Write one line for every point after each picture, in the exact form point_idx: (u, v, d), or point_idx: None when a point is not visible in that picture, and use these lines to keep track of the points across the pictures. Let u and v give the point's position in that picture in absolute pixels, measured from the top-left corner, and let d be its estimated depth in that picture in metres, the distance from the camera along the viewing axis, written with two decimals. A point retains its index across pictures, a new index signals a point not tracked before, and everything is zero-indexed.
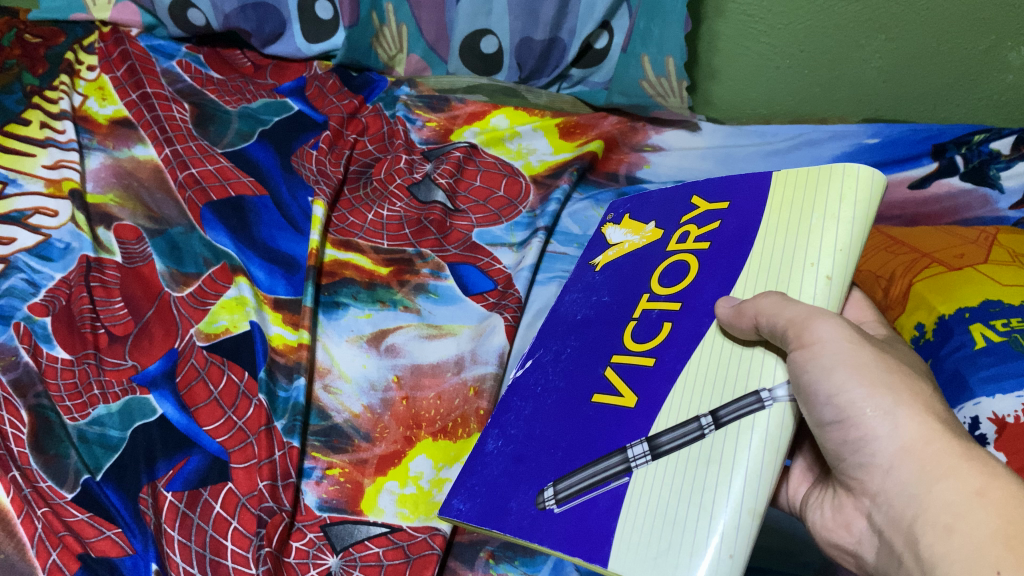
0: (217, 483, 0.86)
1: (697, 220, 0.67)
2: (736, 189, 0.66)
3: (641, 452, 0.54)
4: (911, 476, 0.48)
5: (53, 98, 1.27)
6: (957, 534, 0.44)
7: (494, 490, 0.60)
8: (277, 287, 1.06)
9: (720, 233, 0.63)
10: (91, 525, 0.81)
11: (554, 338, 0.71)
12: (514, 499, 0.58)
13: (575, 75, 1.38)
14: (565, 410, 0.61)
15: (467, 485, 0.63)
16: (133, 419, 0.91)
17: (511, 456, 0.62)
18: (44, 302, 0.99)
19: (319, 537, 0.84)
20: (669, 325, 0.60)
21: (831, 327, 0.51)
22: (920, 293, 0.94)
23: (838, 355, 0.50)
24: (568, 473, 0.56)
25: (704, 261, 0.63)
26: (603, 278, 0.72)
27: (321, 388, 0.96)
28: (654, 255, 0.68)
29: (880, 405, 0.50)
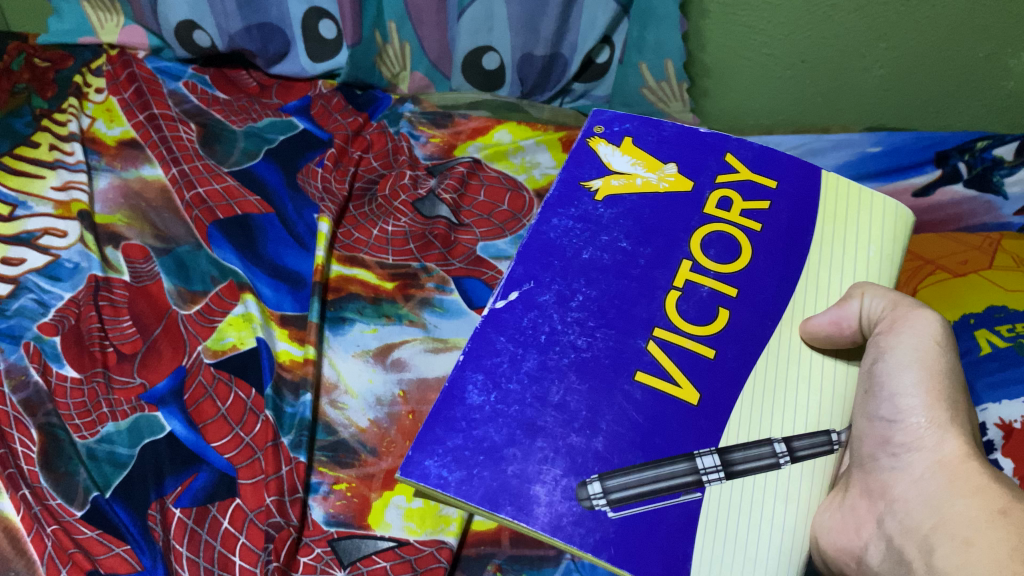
0: (225, 498, 0.87)
1: (737, 187, 0.64)
2: (779, 172, 0.66)
3: (713, 465, 0.51)
4: (939, 488, 0.49)
5: (62, 120, 1.28)
6: (974, 548, 0.45)
7: (500, 463, 0.51)
8: (283, 304, 1.07)
9: (772, 217, 0.62)
10: (100, 542, 0.81)
11: (548, 274, 0.60)
12: (539, 482, 0.50)
13: (577, 89, 1.39)
14: (596, 380, 0.54)
15: (450, 444, 0.52)
16: (142, 436, 0.91)
17: (518, 423, 0.53)
18: (53, 321, 1.00)
19: (327, 551, 0.84)
20: (726, 312, 0.58)
21: (928, 330, 0.53)
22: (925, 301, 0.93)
23: (923, 357, 0.53)
24: (620, 469, 0.50)
25: (759, 245, 0.61)
26: (612, 214, 0.64)
27: (328, 403, 0.97)
28: (685, 211, 0.63)
29: (936, 418, 0.51)
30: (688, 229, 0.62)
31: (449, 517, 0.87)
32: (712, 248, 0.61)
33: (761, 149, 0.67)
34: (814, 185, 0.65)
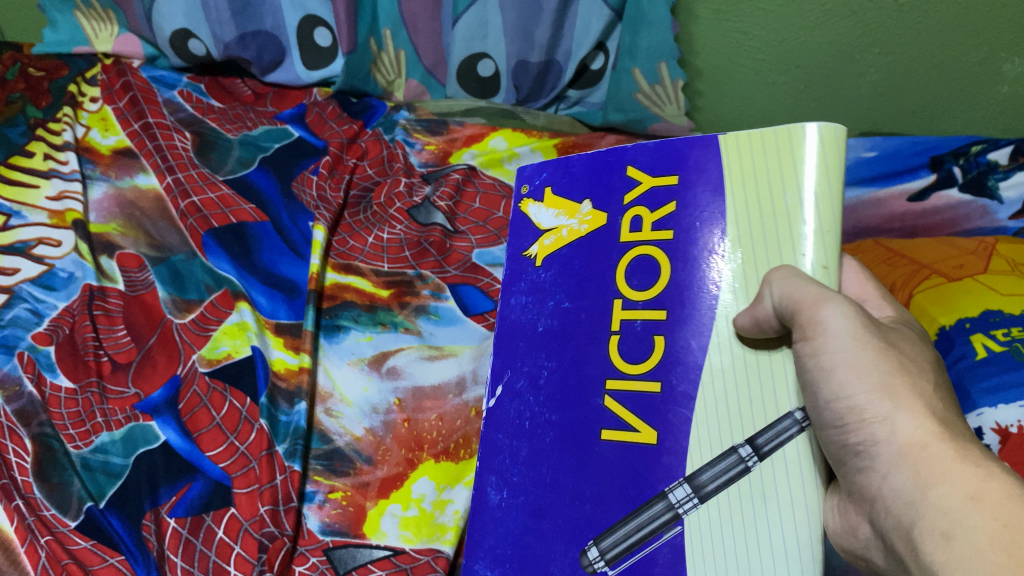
0: (219, 508, 0.87)
1: (645, 200, 0.62)
2: (679, 159, 0.61)
3: (685, 495, 0.53)
4: (907, 482, 0.43)
5: (56, 130, 1.29)
6: (956, 542, 0.39)
7: (522, 549, 0.60)
8: (278, 312, 1.07)
9: (681, 219, 0.59)
10: (94, 552, 0.81)
11: (518, 356, 0.66)
12: (553, 563, 0.58)
13: (572, 96, 1.40)
14: (572, 446, 0.60)
15: (484, 546, 0.62)
16: (136, 445, 0.91)
17: (527, 510, 0.61)
18: (47, 331, 1.00)
19: (322, 560, 0.84)
20: (661, 339, 0.58)
21: (843, 318, 0.48)
22: (921, 305, 0.94)
23: (841, 353, 0.47)
24: (608, 529, 0.55)
25: (673, 255, 0.59)
26: (551, 275, 0.66)
27: (323, 412, 0.97)
28: (608, 246, 0.63)
29: (878, 411, 0.45)
30: (614, 263, 0.62)
31: (445, 526, 0.86)
32: (637, 279, 0.60)
33: (658, 144, 0.63)
34: (714, 159, 0.59)
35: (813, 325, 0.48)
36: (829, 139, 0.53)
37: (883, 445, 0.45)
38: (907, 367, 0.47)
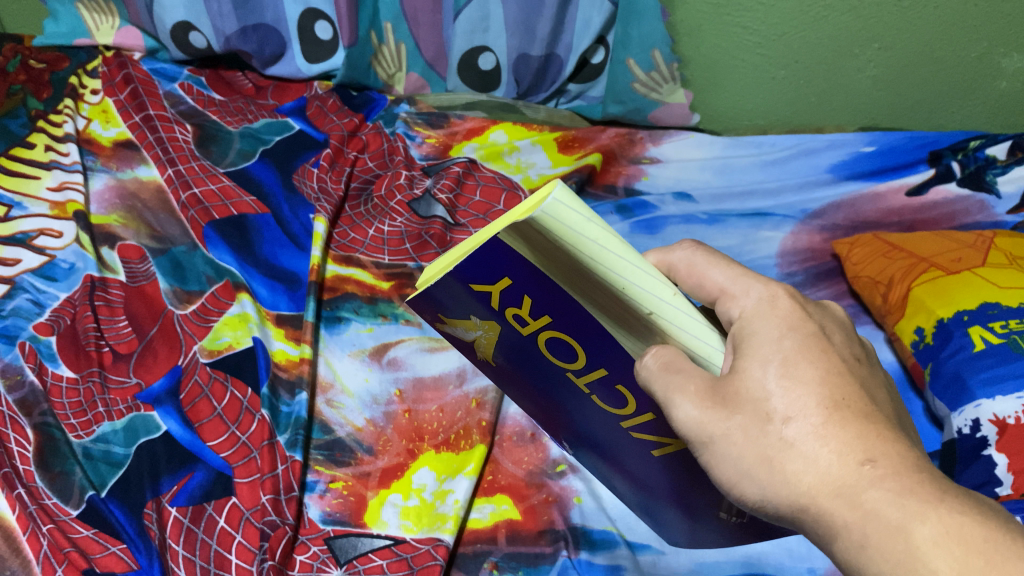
0: (221, 497, 0.87)
1: (508, 301, 0.52)
2: (491, 266, 0.49)
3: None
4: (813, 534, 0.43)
5: (57, 121, 1.29)
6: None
7: None
8: (279, 303, 1.07)
9: (554, 309, 0.51)
10: (96, 541, 0.81)
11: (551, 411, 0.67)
12: None
13: (573, 91, 1.39)
14: (636, 453, 0.62)
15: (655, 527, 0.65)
16: (138, 435, 0.91)
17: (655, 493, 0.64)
18: (48, 321, 1.00)
19: (324, 550, 0.84)
20: (625, 390, 0.55)
21: (690, 413, 0.46)
22: (919, 298, 0.94)
23: (710, 448, 0.45)
24: None
25: (581, 337, 0.52)
26: (510, 366, 0.61)
27: (323, 402, 0.97)
28: (519, 339, 0.56)
29: (756, 490, 0.44)
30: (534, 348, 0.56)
31: (445, 515, 0.86)
32: (563, 357, 0.55)
33: (450, 269, 0.49)
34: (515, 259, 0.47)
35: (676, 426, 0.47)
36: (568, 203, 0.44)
37: (781, 516, 0.44)
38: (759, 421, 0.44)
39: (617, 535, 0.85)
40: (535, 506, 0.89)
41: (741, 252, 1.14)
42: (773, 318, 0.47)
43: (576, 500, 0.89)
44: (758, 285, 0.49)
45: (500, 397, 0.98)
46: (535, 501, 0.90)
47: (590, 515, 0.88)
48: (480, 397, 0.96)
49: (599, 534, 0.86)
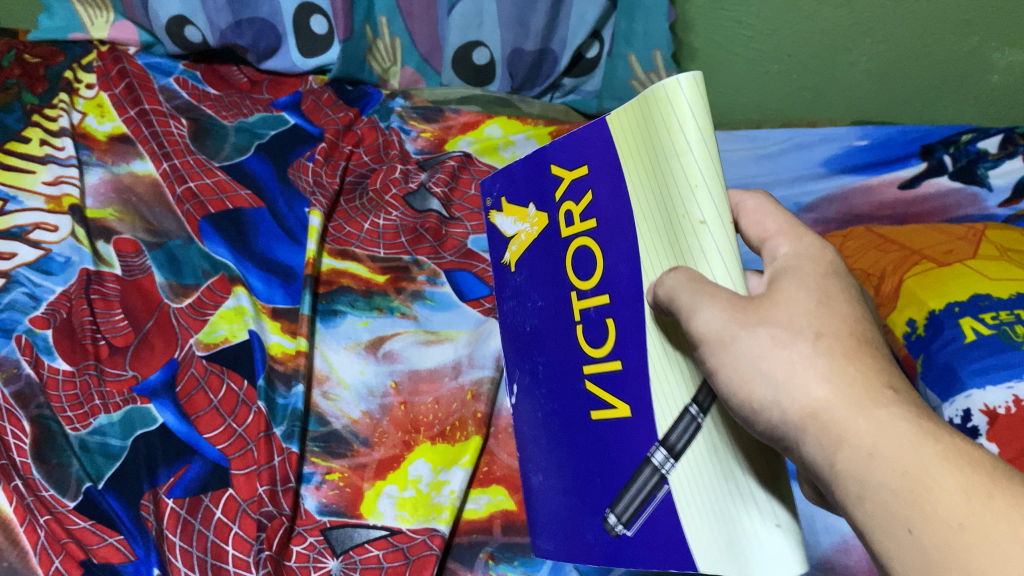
0: (218, 488, 0.87)
1: (570, 194, 0.59)
2: (585, 147, 0.56)
3: (663, 457, 0.50)
4: (814, 451, 0.41)
5: (53, 115, 1.29)
6: (868, 502, 0.38)
7: (565, 525, 0.61)
8: (274, 296, 1.07)
9: (601, 203, 0.55)
10: (94, 532, 0.81)
11: (521, 354, 0.68)
12: (588, 531, 0.58)
13: (567, 84, 1.41)
14: (575, 428, 0.60)
15: (541, 524, 0.65)
16: (134, 428, 0.92)
17: (559, 490, 0.62)
18: (45, 315, 1.00)
19: (320, 540, 0.85)
20: (611, 322, 0.55)
21: (717, 318, 0.44)
22: (911, 290, 0.95)
23: (721, 352, 0.45)
24: (619, 493, 0.54)
25: (603, 242, 0.55)
26: (524, 279, 0.66)
27: (320, 395, 0.98)
28: (553, 244, 0.61)
29: (765, 393, 0.43)
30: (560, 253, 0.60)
31: (441, 506, 0.87)
32: (578, 269, 0.58)
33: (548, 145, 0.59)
34: (604, 138, 0.54)
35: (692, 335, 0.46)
36: (690, 87, 0.46)
37: (783, 427, 0.43)
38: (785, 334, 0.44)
39: None
40: None
41: None
42: (817, 260, 0.49)
43: None
44: (809, 235, 0.51)
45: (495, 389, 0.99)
46: None
47: None
48: (476, 390, 0.97)
49: None
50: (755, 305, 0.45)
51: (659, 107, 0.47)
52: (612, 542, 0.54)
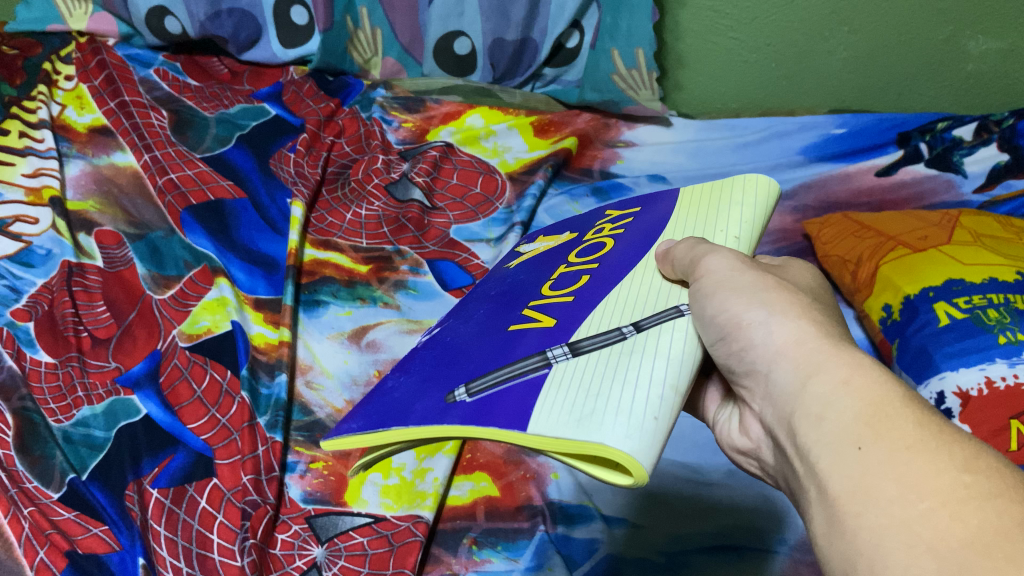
0: (202, 479, 0.88)
1: (613, 220, 0.68)
2: (650, 201, 0.69)
3: (561, 351, 0.50)
4: (787, 376, 0.45)
5: (31, 107, 1.28)
6: (826, 420, 0.41)
7: (392, 403, 0.50)
8: (257, 287, 1.08)
9: (638, 223, 0.65)
10: (78, 523, 0.82)
11: (477, 300, 0.62)
12: (418, 402, 0.49)
13: (548, 75, 1.40)
14: (479, 335, 0.55)
15: (363, 410, 0.51)
16: (118, 419, 0.92)
17: (419, 377, 0.52)
18: (26, 307, 1.00)
19: (304, 528, 0.85)
20: (587, 277, 0.59)
21: (722, 261, 0.51)
22: (886, 275, 0.97)
23: (720, 282, 0.50)
24: (482, 373, 0.49)
25: (620, 241, 0.63)
26: (519, 269, 0.66)
27: (304, 384, 0.98)
28: (570, 245, 0.67)
29: (755, 315, 0.48)
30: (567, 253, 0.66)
31: (425, 492, 0.88)
32: (578, 253, 0.64)
33: (616, 201, 0.73)
34: (671, 199, 0.68)
35: (704, 266, 0.52)
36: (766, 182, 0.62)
37: (760, 353, 0.47)
38: (784, 287, 0.50)
39: (594, 509, 0.87)
40: (513, 483, 0.91)
41: None
42: (809, 274, 0.57)
43: (554, 476, 0.91)
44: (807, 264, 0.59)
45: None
46: (513, 478, 0.91)
47: (567, 490, 0.89)
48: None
49: (577, 508, 0.87)
50: (755, 266, 0.52)
51: (741, 186, 0.63)
52: (438, 405, 0.47)
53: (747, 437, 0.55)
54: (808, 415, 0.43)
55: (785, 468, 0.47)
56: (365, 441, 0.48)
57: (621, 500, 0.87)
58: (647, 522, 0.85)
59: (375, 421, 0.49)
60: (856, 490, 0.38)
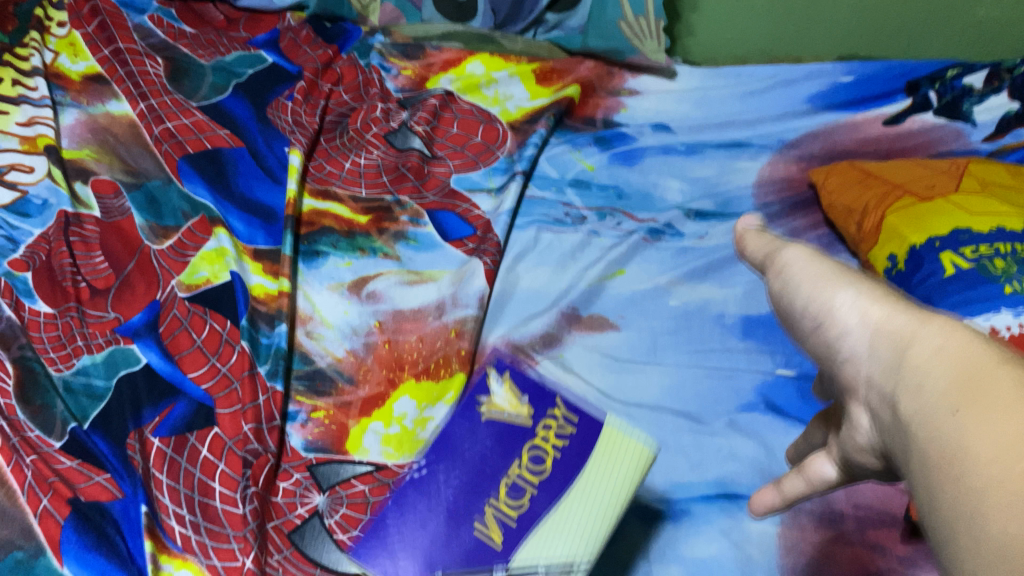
0: (203, 427, 0.88)
1: (556, 448, 0.60)
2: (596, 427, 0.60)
3: (507, 568, 0.56)
4: (888, 356, 0.39)
5: (24, 55, 1.25)
6: (922, 391, 0.35)
7: (409, 538, 0.58)
8: (256, 237, 1.07)
9: (562, 481, 0.59)
10: (80, 471, 0.82)
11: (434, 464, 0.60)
12: (408, 556, 0.57)
13: (551, 20, 1.35)
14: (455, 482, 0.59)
15: (383, 539, 0.58)
16: (118, 368, 0.92)
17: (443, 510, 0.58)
18: (24, 257, 0.99)
19: (306, 477, 0.86)
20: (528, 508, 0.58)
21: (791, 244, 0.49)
22: (892, 226, 0.95)
23: (805, 263, 0.46)
24: (460, 565, 0.57)
25: (548, 502, 0.58)
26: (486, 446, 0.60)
27: (304, 334, 0.98)
28: (513, 449, 0.60)
29: (846, 297, 0.42)
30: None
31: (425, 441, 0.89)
32: (522, 467, 0.59)
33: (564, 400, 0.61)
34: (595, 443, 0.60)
35: (780, 254, 0.48)
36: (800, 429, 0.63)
37: (858, 333, 0.41)
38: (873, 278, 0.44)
39: None
40: None
41: (715, 184, 1.17)
42: None
43: None
44: None
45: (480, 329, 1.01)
46: None
47: None
48: (458, 326, 0.99)
49: None
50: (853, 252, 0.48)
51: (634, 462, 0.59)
52: None
53: (869, 452, 0.42)
54: (907, 389, 0.36)
55: (910, 475, 0.35)
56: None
57: None
58: (649, 470, 0.87)
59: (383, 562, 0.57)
60: (954, 456, 0.31)
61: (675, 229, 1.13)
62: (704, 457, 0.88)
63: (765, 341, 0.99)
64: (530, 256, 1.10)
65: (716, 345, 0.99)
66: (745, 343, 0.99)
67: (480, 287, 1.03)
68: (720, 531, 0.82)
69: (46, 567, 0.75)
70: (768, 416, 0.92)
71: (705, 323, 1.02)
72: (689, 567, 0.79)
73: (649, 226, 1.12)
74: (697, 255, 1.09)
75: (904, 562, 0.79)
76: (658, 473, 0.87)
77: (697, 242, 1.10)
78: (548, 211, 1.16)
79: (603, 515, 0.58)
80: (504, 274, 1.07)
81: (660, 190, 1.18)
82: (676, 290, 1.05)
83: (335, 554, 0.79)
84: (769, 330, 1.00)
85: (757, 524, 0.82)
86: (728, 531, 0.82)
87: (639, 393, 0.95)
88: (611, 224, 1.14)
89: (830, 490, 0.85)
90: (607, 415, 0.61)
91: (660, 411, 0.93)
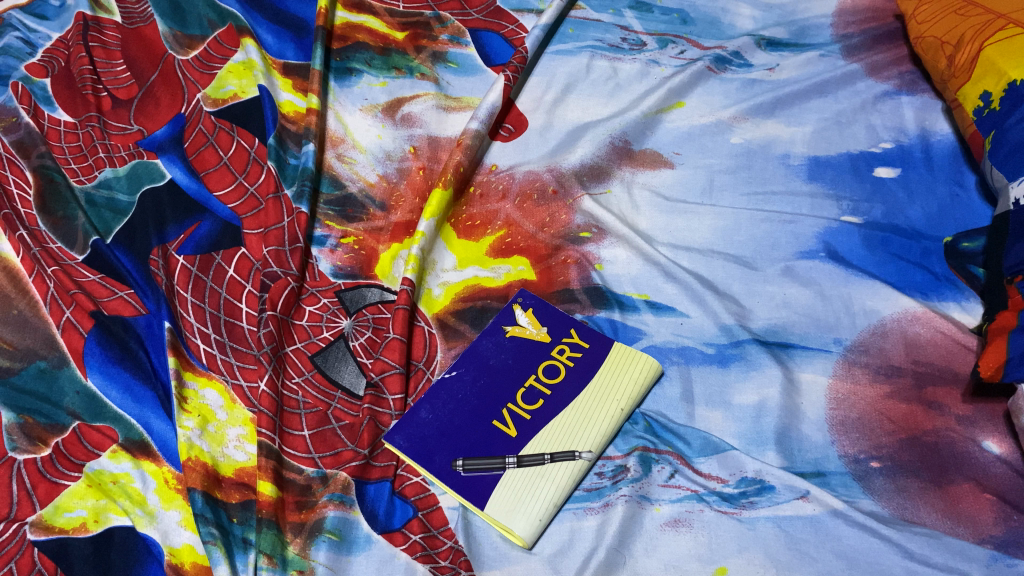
0: (229, 248, 0.84)
1: (568, 366, 0.77)
2: (606, 350, 0.78)
3: (513, 461, 0.70)
4: None
5: None
6: None
7: (431, 440, 0.72)
8: (286, 52, 1.03)
9: (572, 381, 0.75)
10: (103, 285, 0.78)
11: (469, 359, 0.78)
12: (439, 454, 0.71)
13: None
14: (471, 418, 0.73)
15: (432, 395, 0.75)
16: (142, 183, 0.88)
17: (437, 430, 0.72)
18: (41, 63, 0.95)
19: (333, 302, 0.83)
20: (541, 403, 0.74)
21: None
22: (989, 58, 0.85)
23: None
24: (479, 456, 0.70)
25: (563, 388, 0.75)
26: (512, 352, 0.78)
27: (335, 157, 0.95)
28: (534, 360, 0.77)
29: None
30: (528, 369, 0.77)
31: (434, 287, 0.86)
32: (539, 374, 0.76)
33: (578, 332, 0.79)
34: (605, 355, 0.77)
35: None
36: None
37: None
38: None
39: (639, 301, 0.84)
40: (552, 267, 0.87)
41: (791, 13, 1.13)
42: None
43: (598, 266, 0.87)
44: None
45: (480, 144, 0.95)
46: (553, 262, 0.87)
47: (612, 279, 0.86)
48: (462, 139, 0.93)
49: (622, 297, 0.84)
50: None
51: (637, 377, 0.75)
52: (447, 468, 0.70)
53: None
54: None
55: None
56: (405, 458, 0.71)
57: (672, 289, 0.84)
58: (697, 313, 0.82)
59: (417, 452, 0.71)
60: None
61: (742, 58, 1.07)
62: (754, 305, 0.83)
63: (831, 184, 0.92)
64: (580, 87, 1.05)
65: (779, 187, 0.93)
66: (810, 186, 0.92)
67: (493, 102, 0.97)
68: (768, 378, 0.77)
69: (69, 377, 0.73)
70: (828, 264, 0.85)
71: (768, 162, 0.96)
72: (733, 413, 0.75)
73: (714, 54, 1.07)
74: (767, 88, 1.03)
75: (962, 422, 0.73)
76: (705, 318, 0.81)
77: (768, 74, 1.05)
78: (603, 36, 1.10)
79: (603, 412, 0.73)
80: (548, 112, 1.02)
81: (729, 16, 1.13)
82: (738, 126, 0.99)
83: (356, 378, 0.77)
84: (838, 173, 0.93)
85: (807, 373, 0.77)
86: (776, 379, 0.77)
87: (690, 236, 0.89)
88: (672, 51, 1.08)
89: (887, 343, 0.78)
90: (618, 345, 0.78)
91: (709, 255, 0.87)
